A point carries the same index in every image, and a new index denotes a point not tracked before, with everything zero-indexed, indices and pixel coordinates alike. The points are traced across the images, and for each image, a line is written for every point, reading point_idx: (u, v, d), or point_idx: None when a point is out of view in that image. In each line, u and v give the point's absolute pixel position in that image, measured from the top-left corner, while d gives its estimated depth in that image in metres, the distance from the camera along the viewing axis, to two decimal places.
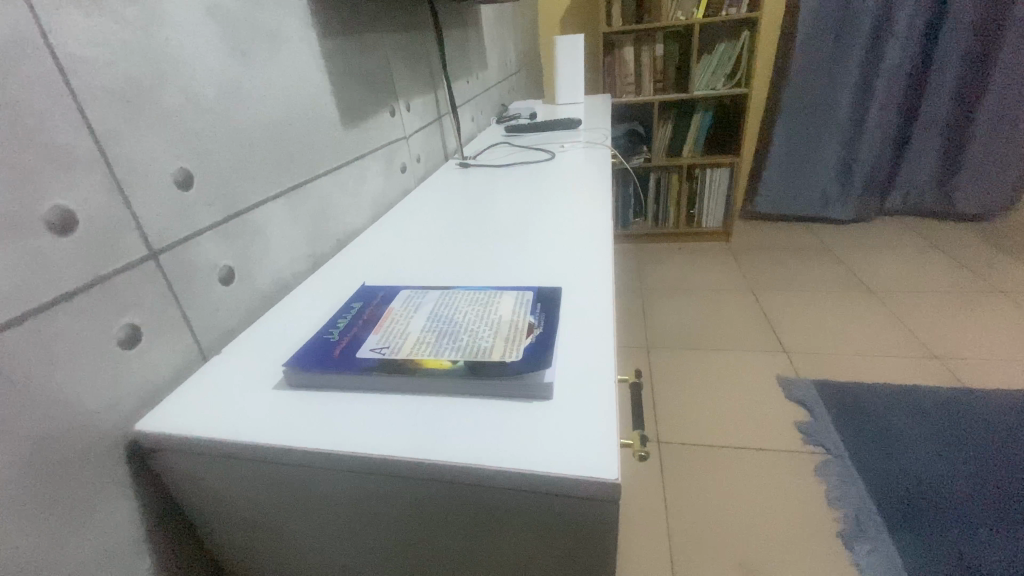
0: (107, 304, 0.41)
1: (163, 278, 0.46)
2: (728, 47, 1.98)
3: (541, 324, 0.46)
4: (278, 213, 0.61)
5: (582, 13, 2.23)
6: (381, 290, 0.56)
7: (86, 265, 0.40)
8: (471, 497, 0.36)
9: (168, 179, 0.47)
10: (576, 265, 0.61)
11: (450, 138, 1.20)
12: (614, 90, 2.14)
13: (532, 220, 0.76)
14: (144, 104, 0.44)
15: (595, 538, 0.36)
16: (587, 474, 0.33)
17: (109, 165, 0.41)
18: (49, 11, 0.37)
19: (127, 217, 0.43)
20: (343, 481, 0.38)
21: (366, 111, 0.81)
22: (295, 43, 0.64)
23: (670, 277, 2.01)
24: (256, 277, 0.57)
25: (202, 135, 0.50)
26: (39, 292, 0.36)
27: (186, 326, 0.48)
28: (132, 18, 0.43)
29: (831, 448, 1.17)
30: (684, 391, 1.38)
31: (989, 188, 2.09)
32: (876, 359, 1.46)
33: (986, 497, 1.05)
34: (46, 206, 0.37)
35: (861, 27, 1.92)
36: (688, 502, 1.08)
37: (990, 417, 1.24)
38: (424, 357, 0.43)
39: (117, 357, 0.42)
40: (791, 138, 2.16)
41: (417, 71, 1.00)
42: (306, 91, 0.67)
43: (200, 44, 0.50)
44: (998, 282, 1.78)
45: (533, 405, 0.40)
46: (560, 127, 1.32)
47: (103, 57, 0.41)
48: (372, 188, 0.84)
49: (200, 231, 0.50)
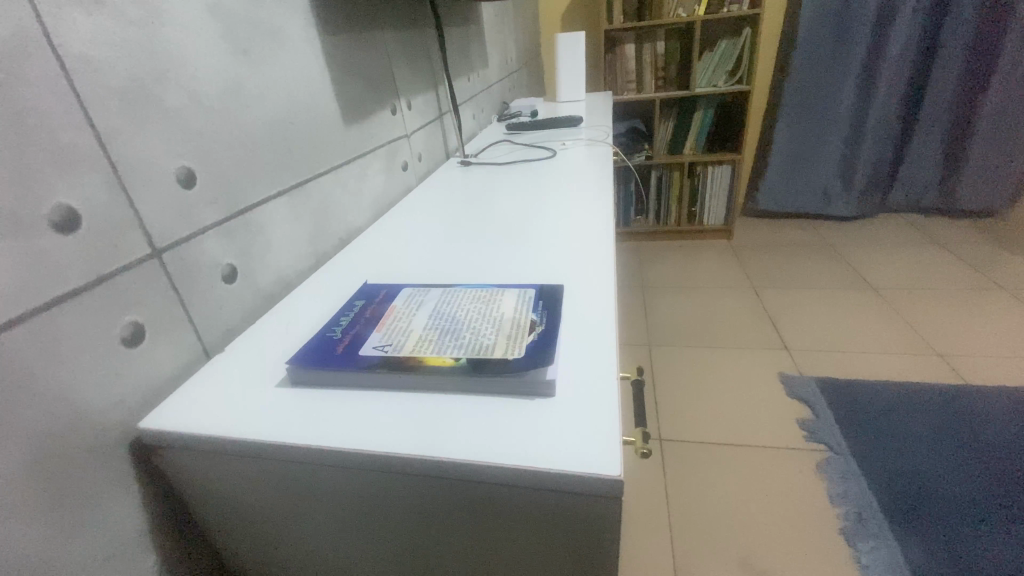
0: (109, 303, 0.41)
1: (165, 276, 0.46)
2: (729, 43, 1.97)
3: (543, 323, 0.46)
4: (280, 212, 0.61)
5: (583, 10, 2.22)
6: (383, 289, 0.56)
7: (88, 264, 0.40)
8: (474, 494, 0.36)
9: (171, 179, 0.47)
10: (576, 263, 0.61)
11: (450, 136, 1.20)
12: (614, 87, 2.14)
13: (534, 218, 0.76)
14: (146, 103, 0.44)
15: (597, 533, 0.36)
16: (587, 470, 0.33)
17: (111, 164, 0.41)
18: (51, 10, 0.37)
19: (129, 215, 0.43)
20: (347, 478, 0.38)
21: (366, 110, 0.81)
22: (296, 41, 0.64)
23: (671, 275, 2.01)
24: (258, 276, 0.57)
25: (203, 133, 0.50)
26: (41, 291, 0.36)
27: (189, 325, 0.48)
28: (133, 18, 0.43)
29: (832, 446, 1.17)
30: (685, 389, 1.38)
31: (990, 184, 2.08)
32: (877, 356, 1.46)
33: (986, 493, 1.06)
34: (49, 205, 0.37)
35: (863, 25, 1.92)
36: (690, 498, 1.08)
37: (991, 413, 1.24)
38: (426, 354, 0.43)
39: (119, 355, 0.42)
40: (793, 135, 2.16)
41: (417, 69, 1.00)
42: (307, 90, 0.66)
43: (201, 44, 0.50)
44: (1000, 279, 1.77)
45: (534, 402, 0.40)
46: (560, 125, 1.31)
47: (105, 56, 0.41)
48: (373, 187, 0.84)
49: (203, 230, 0.50)
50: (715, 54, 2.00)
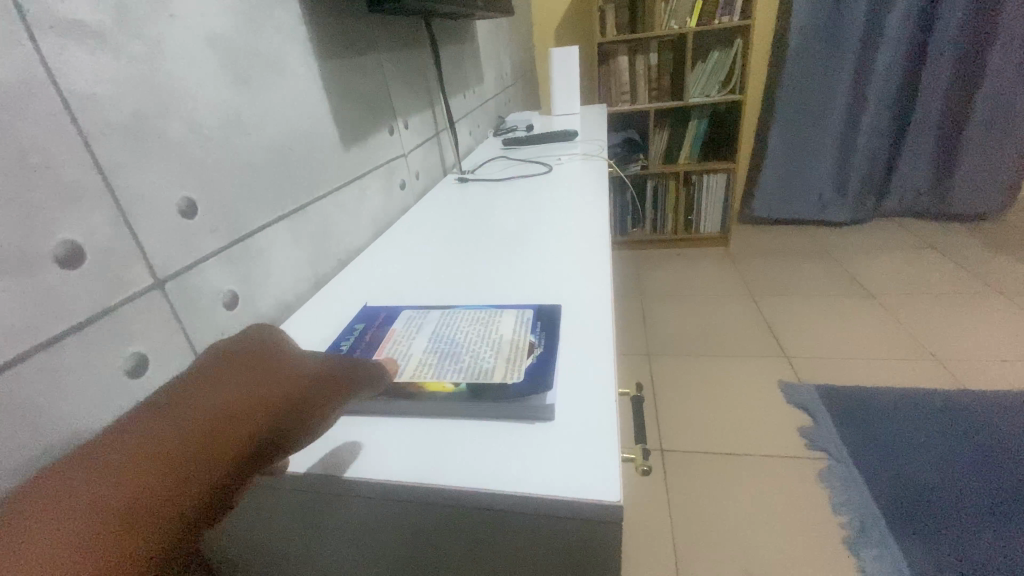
0: (112, 336, 0.41)
1: (167, 306, 0.46)
2: (722, 54, 1.99)
3: (541, 344, 0.47)
4: (280, 235, 0.62)
5: (576, 24, 2.25)
6: (383, 311, 0.57)
7: (92, 296, 0.40)
8: (474, 521, 0.36)
9: (173, 209, 0.47)
10: (574, 280, 0.62)
11: (448, 153, 1.21)
12: (609, 99, 2.16)
13: (534, 233, 0.78)
14: (148, 135, 0.45)
15: (598, 558, 0.36)
16: (588, 497, 0.34)
17: (115, 198, 0.42)
18: (55, 50, 0.38)
19: (132, 247, 0.43)
20: (351, 505, 0.39)
21: (365, 131, 0.82)
22: (295, 69, 0.65)
23: (670, 284, 2.02)
24: (259, 300, 0.58)
25: (205, 163, 0.51)
26: (49, 326, 0.37)
27: (190, 351, 0.49)
28: (136, 54, 0.44)
29: (833, 453, 1.18)
30: (684, 399, 1.38)
31: (983, 187, 2.10)
32: (876, 361, 1.47)
33: (990, 498, 1.06)
34: (54, 240, 0.38)
35: (853, 32, 1.94)
36: (694, 509, 1.08)
37: (991, 417, 1.25)
38: (427, 379, 0.43)
39: (123, 386, 0.42)
40: (788, 142, 2.18)
41: (414, 89, 1.02)
42: (306, 114, 0.67)
43: (201, 75, 0.51)
44: (997, 283, 1.78)
45: (534, 427, 0.40)
46: (557, 139, 1.34)
47: (107, 92, 0.41)
48: (373, 207, 0.85)
49: (203, 258, 0.51)
50: (708, 65, 2.02)
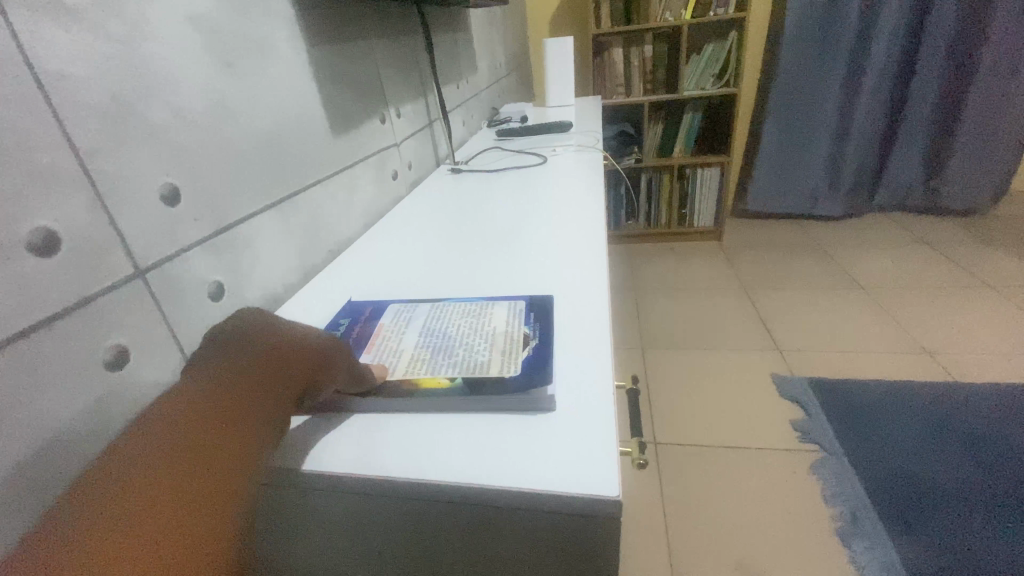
0: (90, 327, 0.40)
1: (149, 296, 0.45)
2: (717, 47, 1.98)
3: (536, 336, 0.46)
4: (268, 225, 0.60)
5: (570, 14, 2.23)
6: (371, 304, 0.55)
7: (69, 286, 0.38)
8: (468, 516, 0.35)
9: (155, 196, 0.46)
10: (569, 272, 0.60)
11: (440, 143, 1.19)
12: (603, 91, 2.14)
13: (529, 224, 0.76)
14: (128, 118, 0.43)
15: (594, 553, 0.35)
16: (587, 492, 0.33)
17: (92, 183, 0.40)
18: (27, 26, 0.36)
19: (111, 234, 0.42)
20: (341, 500, 0.37)
21: (355, 119, 0.81)
22: (282, 54, 0.63)
23: (664, 277, 2.02)
24: (246, 291, 0.56)
25: (188, 149, 0.49)
26: (23, 316, 0.35)
27: (173, 343, 0.47)
28: (115, 33, 0.42)
29: (826, 446, 1.18)
30: (678, 392, 1.38)
31: (974, 182, 2.11)
32: (868, 355, 1.47)
33: (980, 490, 1.07)
34: (27, 227, 0.36)
35: (848, 25, 1.93)
36: (687, 502, 1.07)
37: (981, 410, 1.25)
38: (420, 376, 0.42)
39: (104, 377, 0.40)
40: (781, 136, 2.17)
41: (406, 77, 0.99)
42: (294, 101, 0.66)
43: (184, 58, 0.49)
44: (987, 277, 1.80)
45: (529, 420, 0.39)
46: (551, 131, 1.32)
47: (83, 72, 0.40)
48: (363, 198, 0.83)
49: (187, 247, 0.49)
50: (703, 57, 2.00)
